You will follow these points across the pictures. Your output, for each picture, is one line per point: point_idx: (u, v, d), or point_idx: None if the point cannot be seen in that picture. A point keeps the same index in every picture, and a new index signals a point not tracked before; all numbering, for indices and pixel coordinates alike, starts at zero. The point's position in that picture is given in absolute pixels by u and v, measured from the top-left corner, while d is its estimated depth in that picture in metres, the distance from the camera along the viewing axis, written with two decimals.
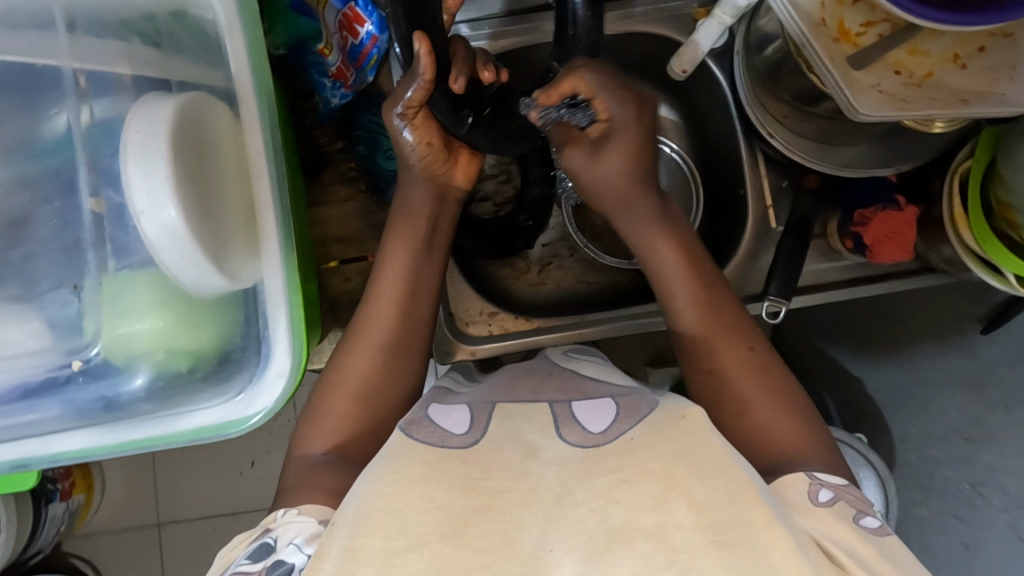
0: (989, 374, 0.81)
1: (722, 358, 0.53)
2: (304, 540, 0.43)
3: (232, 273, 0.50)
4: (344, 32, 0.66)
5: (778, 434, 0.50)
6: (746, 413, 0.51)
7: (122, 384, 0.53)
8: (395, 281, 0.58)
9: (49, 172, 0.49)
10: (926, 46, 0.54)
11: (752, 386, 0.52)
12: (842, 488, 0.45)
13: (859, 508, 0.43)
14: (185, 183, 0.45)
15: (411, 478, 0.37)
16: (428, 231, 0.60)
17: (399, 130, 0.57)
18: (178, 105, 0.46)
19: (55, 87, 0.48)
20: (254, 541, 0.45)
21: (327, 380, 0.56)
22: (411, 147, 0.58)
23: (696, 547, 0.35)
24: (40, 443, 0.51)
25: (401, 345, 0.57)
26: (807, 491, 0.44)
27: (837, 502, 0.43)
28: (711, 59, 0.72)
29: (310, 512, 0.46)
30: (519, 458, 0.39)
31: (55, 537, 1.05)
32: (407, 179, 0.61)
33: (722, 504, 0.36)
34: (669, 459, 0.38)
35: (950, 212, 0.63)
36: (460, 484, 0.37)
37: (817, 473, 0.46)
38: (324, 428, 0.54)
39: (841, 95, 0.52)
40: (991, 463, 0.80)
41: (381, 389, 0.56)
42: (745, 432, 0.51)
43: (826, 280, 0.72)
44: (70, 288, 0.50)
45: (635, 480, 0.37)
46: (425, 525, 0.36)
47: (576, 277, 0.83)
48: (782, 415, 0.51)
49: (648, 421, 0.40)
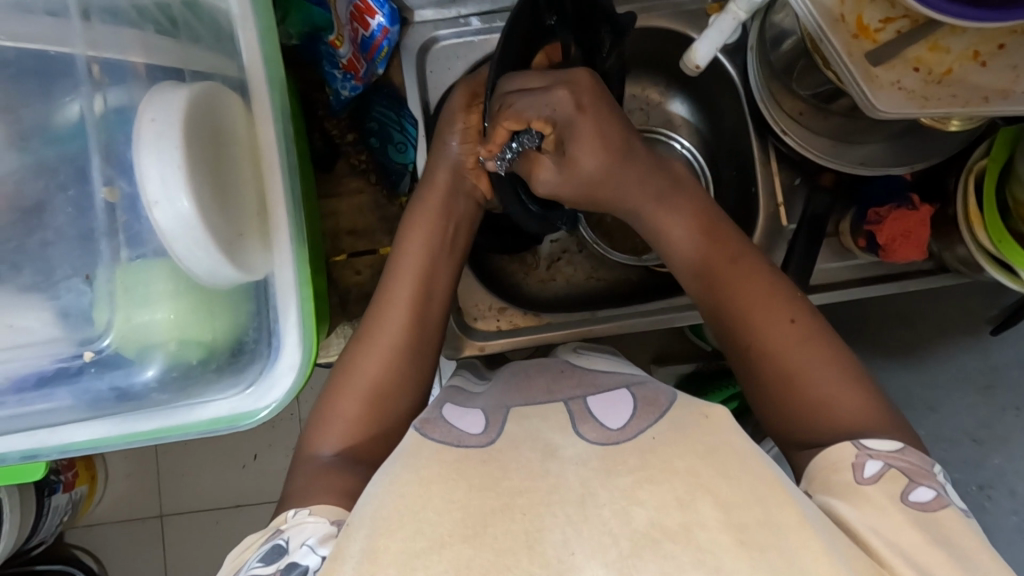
0: (1000, 376, 0.83)
1: (761, 329, 0.52)
2: (317, 542, 0.43)
3: (245, 265, 0.50)
4: (355, 23, 0.66)
5: (835, 403, 0.49)
6: (799, 386, 0.50)
7: (136, 373, 0.52)
8: (408, 281, 0.58)
9: (65, 158, 0.48)
10: (948, 43, 0.52)
11: (799, 360, 0.51)
12: (894, 455, 0.45)
13: (912, 476, 0.44)
14: (199, 173, 0.45)
15: (430, 478, 0.38)
16: (444, 231, 0.61)
17: (450, 135, 0.63)
18: (192, 94, 0.46)
19: (70, 74, 0.48)
20: (266, 542, 0.45)
21: (336, 382, 0.56)
22: (461, 128, 0.62)
23: (723, 545, 0.34)
24: (51, 433, 0.52)
25: (415, 345, 0.57)
26: (854, 468, 0.44)
27: (887, 473, 0.44)
28: (724, 55, 0.72)
29: (322, 513, 0.46)
30: (539, 458, 0.39)
31: (58, 528, 1.05)
32: (433, 171, 0.63)
33: (748, 503, 0.36)
34: (695, 457, 0.38)
35: (965, 211, 0.62)
36: (477, 483, 0.37)
37: (864, 441, 0.46)
38: (334, 429, 0.54)
39: (860, 93, 0.52)
40: (1000, 465, 0.81)
41: (393, 387, 0.55)
42: (794, 401, 0.50)
43: (838, 280, 0.72)
44: (84, 277, 0.49)
45: (659, 480, 0.37)
46: (444, 526, 0.36)
47: (586, 273, 0.83)
48: (829, 374, 0.50)
49: (668, 418, 0.41)
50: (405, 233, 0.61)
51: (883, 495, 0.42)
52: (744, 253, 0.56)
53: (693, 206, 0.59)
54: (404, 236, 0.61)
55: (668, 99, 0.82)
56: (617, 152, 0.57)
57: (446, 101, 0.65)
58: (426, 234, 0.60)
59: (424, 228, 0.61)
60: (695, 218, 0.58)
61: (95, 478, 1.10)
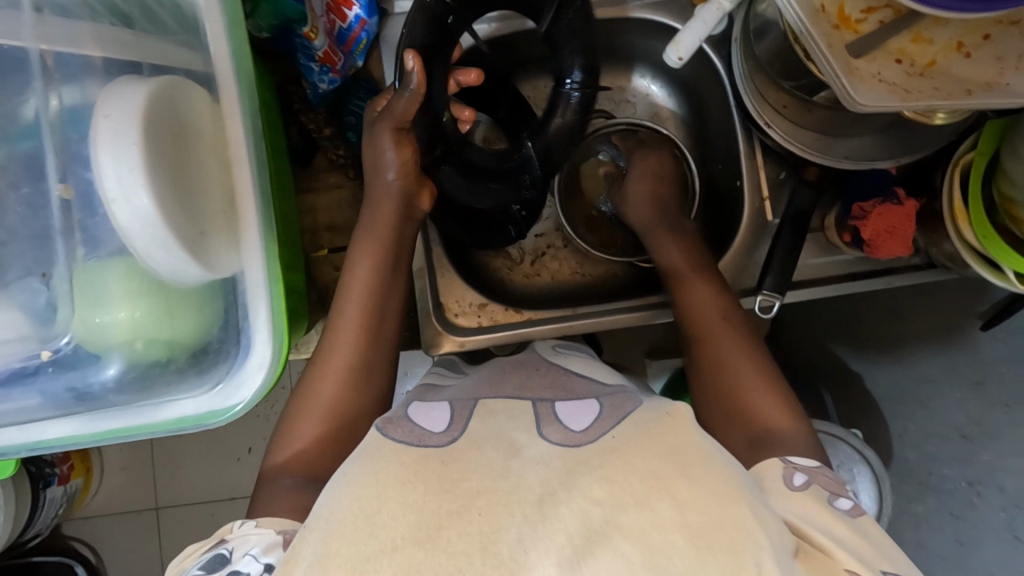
0: (987, 371, 0.78)
1: (723, 346, 0.58)
2: (260, 551, 0.44)
3: (209, 262, 0.49)
4: (332, 15, 0.64)
5: (767, 419, 0.53)
6: (739, 399, 0.55)
7: (93, 373, 0.52)
8: (357, 304, 0.59)
9: (16, 159, 0.47)
10: (931, 34, 0.51)
11: (743, 374, 0.56)
12: (816, 469, 0.48)
13: (833, 490, 0.46)
14: (159, 169, 0.44)
15: (386, 480, 0.37)
16: (392, 253, 0.61)
17: (382, 148, 0.60)
18: (150, 90, 0.45)
19: (22, 70, 0.47)
20: (207, 551, 0.45)
21: (295, 407, 0.56)
22: (394, 160, 0.61)
23: (679, 550, 0.34)
24: (21, 430, 0.51)
25: (368, 367, 0.58)
26: (782, 476, 0.47)
27: (813, 485, 0.46)
28: (709, 47, 0.71)
29: (269, 525, 0.47)
30: (501, 458, 0.38)
31: (54, 519, 1.06)
32: (374, 194, 0.62)
33: (706, 503, 0.36)
34: (657, 458, 0.37)
35: (950, 206, 0.61)
36: (436, 487, 0.37)
37: (793, 457, 0.49)
38: (291, 453, 0.54)
39: (839, 83, 0.50)
40: (990, 461, 0.76)
41: (351, 408, 0.56)
42: (733, 407, 0.55)
43: (824, 276, 0.71)
44: (39, 276, 0.49)
45: (616, 480, 0.36)
46: (399, 530, 0.35)
47: (571, 268, 0.82)
48: (767, 396, 0.55)
49: (633, 421, 0.41)
50: (352, 264, 0.60)
51: (819, 503, 0.44)
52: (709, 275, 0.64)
53: (685, 237, 0.69)
54: (351, 264, 0.60)
55: (659, 89, 0.82)
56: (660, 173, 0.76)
57: (368, 134, 0.61)
58: (373, 259, 0.60)
59: (370, 258, 0.60)
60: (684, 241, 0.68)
61: (90, 470, 1.10)
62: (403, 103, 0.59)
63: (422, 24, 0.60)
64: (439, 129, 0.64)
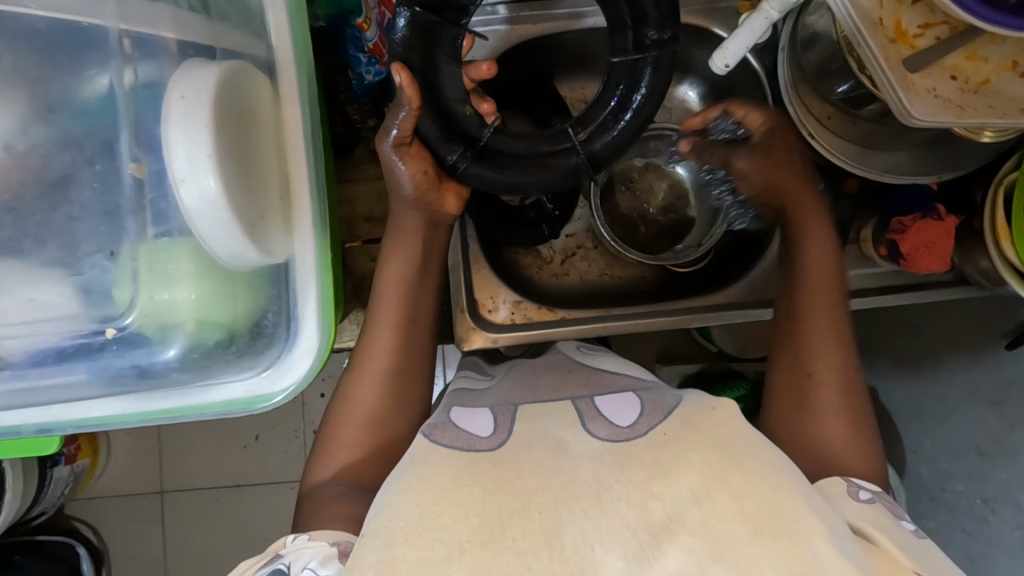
0: (1010, 391, 0.75)
1: (810, 345, 0.57)
2: (319, 564, 0.45)
3: (267, 247, 0.49)
4: (384, 7, 0.64)
5: (836, 436, 0.54)
6: (813, 406, 0.55)
7: (158, 352, 0.52)
8: (393, 309, 0.59)
9: (91, 133, 0.48)
10: (985, 52, 0.52)
11: (832, 391, 0.55)
12: (879, 493, 0.48)
13: (896, 513, 0.47)
14: (226, 153, 0.44)
15: (442, 487, 0.38)
16: (424, 257, 0.62)
17: (393, 164, 0.59)
18: (221, 73, 0.45)
19: (100, 47, 0.47)
20: (265, 566, 0.46)
21: (333, 412, 0.57)
22: (405, 175, 0.59)
23: (739, 537, 0.34)
24: (65, 408, 0.52)
25: (404, 372, 0.58)
26: (847, 491, 0.48)
27: (876, 503, 0.47)
28: (754, 54, 0.71)
29: (322, 537, 0.48)
30: (552, 457, 0.39)
31: (59, 499, 1.06)
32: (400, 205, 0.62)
33: (762, 493, 0.36)
34: (708, 450, 0.38)
35: (993, 225, 0.62)
36: (492, 488, 0.37)
37: (855, 478, 0.50)
38: (333, 456, 0.55)
39: (894, 98, 0.50)
40: (1006, 480, 0.75)
41: (390, 413, 0.57)
42: (807, 411, 0.55)
43: (855, 288, 0.71)
44: (108, 254, 0.49)
45: (673, 475, 0.37)
46: (463, 533, 0.35)
47: (600, 269, 0.82)
48: (841, 408, 0.55)
49: (676, 415, 0.42)
50: (383, 271, 0.61)
51: (882, 516, 0.45)
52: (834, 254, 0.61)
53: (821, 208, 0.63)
54: (385, 268, 0.61)
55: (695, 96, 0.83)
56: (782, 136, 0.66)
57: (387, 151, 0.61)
58: (403, 267, 0.60)
59: (401, 266, 0.60)
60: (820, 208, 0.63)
61: (97, 452, 1.10)
62: (398, 120, 0.56)
63: (414, 31, 0.52)
64: (456, 126, 0.56)
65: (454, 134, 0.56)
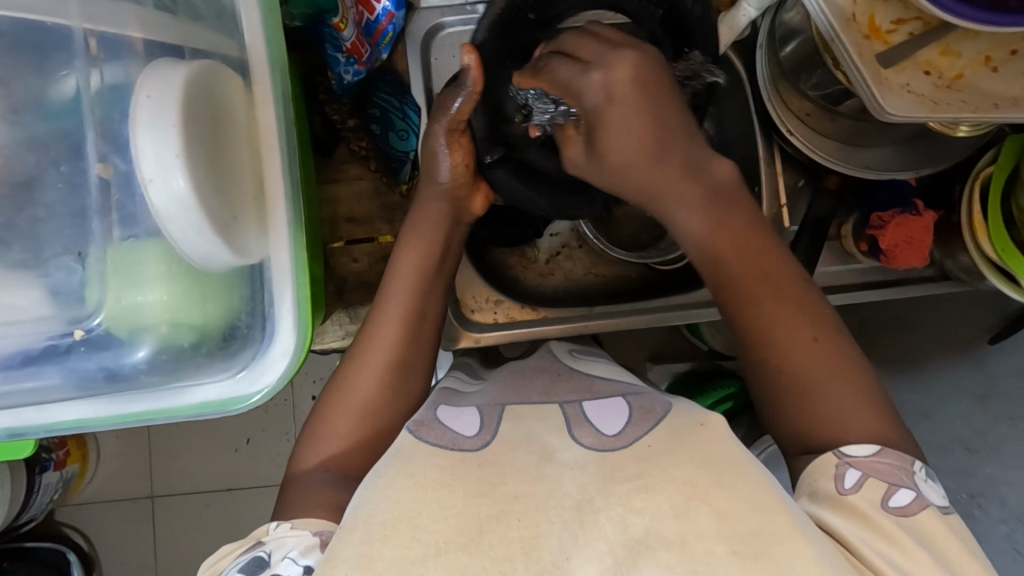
0: (994, 386, 0.81)
1: (787, 341, 0.47)
2: (299, 554, 0.45)
3: (241, 248, 0.49)
4: (360, 6, 0.64)
5: (855, 417, 0.45)
6: (817, 398, 0.46)
7: (125, 355, 0.52)
8: (403, 299, 0.57)
9: (58, 134, 0.47)
10: (959, 47, 0.52)
11: (806, 367, 0.46)
12: (873, 460, 0.43)
13: (891, 481, 0.42)
14: (195, 153, 0.44)
15: (426, 484, 0.38)
16: (440, 248, 0.59)
17: (438, 147, 0.58)
18: (190, 72, 0.45)
19: (65, 48, 0.47)
20: (245, 552, 0.46)
21: (329, 398, 0.56)
22: (448, 166, 0.58)
23: (717, 556, 0.34)
24: (39, 411, 0.52)
25: (407, 365, 0.57)
26: (834, 477, 0.42)
27: (868, 481, 0.42)
28: (733, 52, 0.69)
29: (304, 526, 0.48)
30: (535, 462, 0.39)
31: (48, 505, 1.05)
32: (429, 188, 0.60)
33: (743, 513, 0.36)
34: (691, 466, 0.38)
35: (970, 219, 0.62)
36: (474, 490, 0.38)
37: (844, 448, 0.43)
38: (325, 444, 0.54)
39: (868, 93, 0.50)
40: (993, 474, 0.79)
41: (386, 407, 0.55)
42: (811, 403, 0.46)
43: (840, 284, 0.71)
44: (75, 255, 0.49)
45: (655, 489, 0.37)
46: (440, 535, 0.36)
47: (585, 269, 0.78)
48: (850, 390, 0.46)
49: (667, 428, 0.41)
50: (398, 258, 0.59)
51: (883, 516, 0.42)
52: (770, 267, 0.49)
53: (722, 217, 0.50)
54: (399, 256, 0.59)
55: None
56: (648, 84, 0.48)
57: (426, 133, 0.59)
58: (418, 259, 0.58)
59: (416, 256, 0.58)
60: (726, 220, 0.50)
61: (86, 457, 1.09)
62: (458, 102, 0.55)
63: (497, 21, 0.53)
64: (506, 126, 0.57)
65: (500, 136, 0.58)
